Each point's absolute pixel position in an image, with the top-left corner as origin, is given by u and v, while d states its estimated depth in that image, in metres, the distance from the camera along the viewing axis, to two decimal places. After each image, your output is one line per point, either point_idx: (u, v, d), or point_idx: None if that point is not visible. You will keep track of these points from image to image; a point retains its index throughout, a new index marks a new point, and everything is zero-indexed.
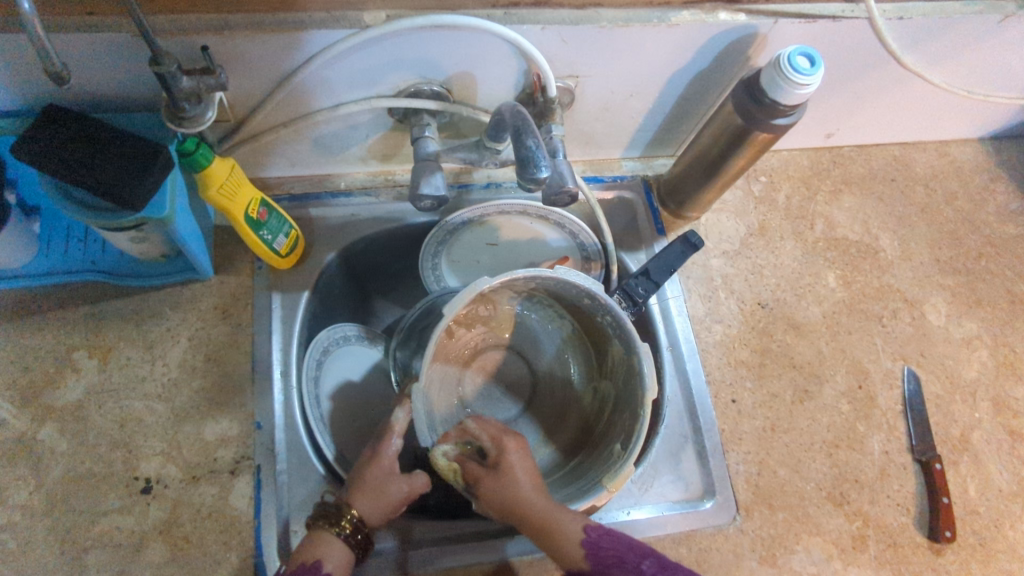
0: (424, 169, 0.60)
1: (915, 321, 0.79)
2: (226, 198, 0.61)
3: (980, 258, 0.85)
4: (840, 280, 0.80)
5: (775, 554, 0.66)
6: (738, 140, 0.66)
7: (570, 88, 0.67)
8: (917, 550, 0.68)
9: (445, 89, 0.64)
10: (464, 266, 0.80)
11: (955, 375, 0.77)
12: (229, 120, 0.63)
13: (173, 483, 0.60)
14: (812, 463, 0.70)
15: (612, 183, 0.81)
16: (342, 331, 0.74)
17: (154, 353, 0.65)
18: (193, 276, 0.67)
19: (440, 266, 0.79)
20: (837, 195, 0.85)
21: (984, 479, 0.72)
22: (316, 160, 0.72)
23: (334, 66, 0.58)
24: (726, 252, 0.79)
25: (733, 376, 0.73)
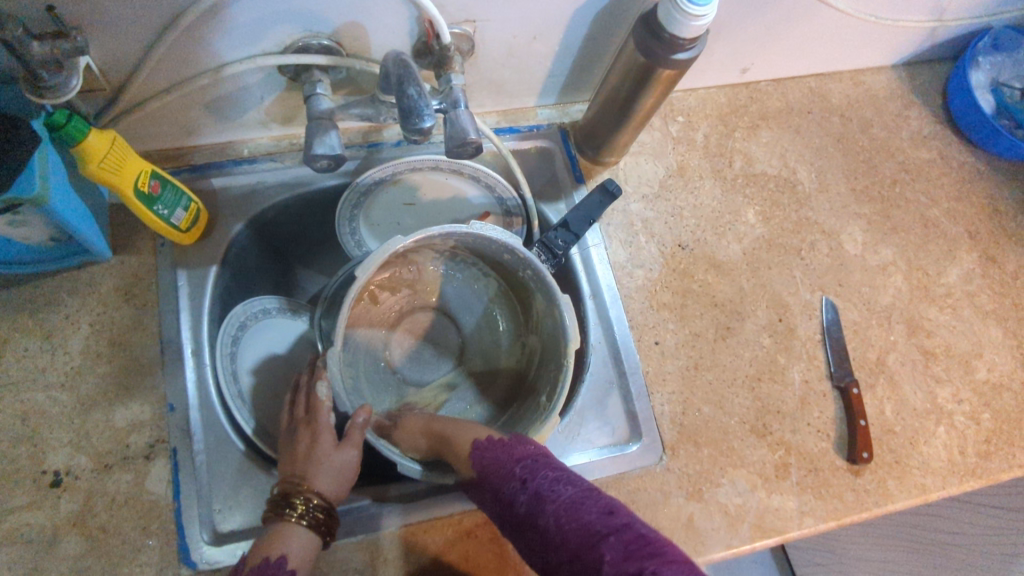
0: (318, 129, 0.58)
1: (832, 252, 0.81)
2: (108, 172, 0.57)
3: (895, 185, 0.86)
4: (759, 216, 0.81)
5: (702, 489, 0.67)
6: (643, 79, 0.64)
7: (468, 34, 0.64)
8: (836, 472, 0.71)
9: (335, 42, 0.61)
10: (383, 228, 0.78)
11: (871, 301, 0.79)
12: (104, 89, 0.59)
13: (85, 474, 0.58)
14: (735, 398, 0.72)
15: (528, 132, 0.79)
16: (261, 305, 0.72)
17: (53, 342, 0.62)
18: (88, 258, 0.64)
19: (358, 230, 0.76)
20: (755, 130, 0.85)
21: (899, 399, 0.75)
22: (211, 126, 0.68)
23: (207, 23, 0.55)
24: (646, 196, 0.79)
25: (657, 319, 0.73)
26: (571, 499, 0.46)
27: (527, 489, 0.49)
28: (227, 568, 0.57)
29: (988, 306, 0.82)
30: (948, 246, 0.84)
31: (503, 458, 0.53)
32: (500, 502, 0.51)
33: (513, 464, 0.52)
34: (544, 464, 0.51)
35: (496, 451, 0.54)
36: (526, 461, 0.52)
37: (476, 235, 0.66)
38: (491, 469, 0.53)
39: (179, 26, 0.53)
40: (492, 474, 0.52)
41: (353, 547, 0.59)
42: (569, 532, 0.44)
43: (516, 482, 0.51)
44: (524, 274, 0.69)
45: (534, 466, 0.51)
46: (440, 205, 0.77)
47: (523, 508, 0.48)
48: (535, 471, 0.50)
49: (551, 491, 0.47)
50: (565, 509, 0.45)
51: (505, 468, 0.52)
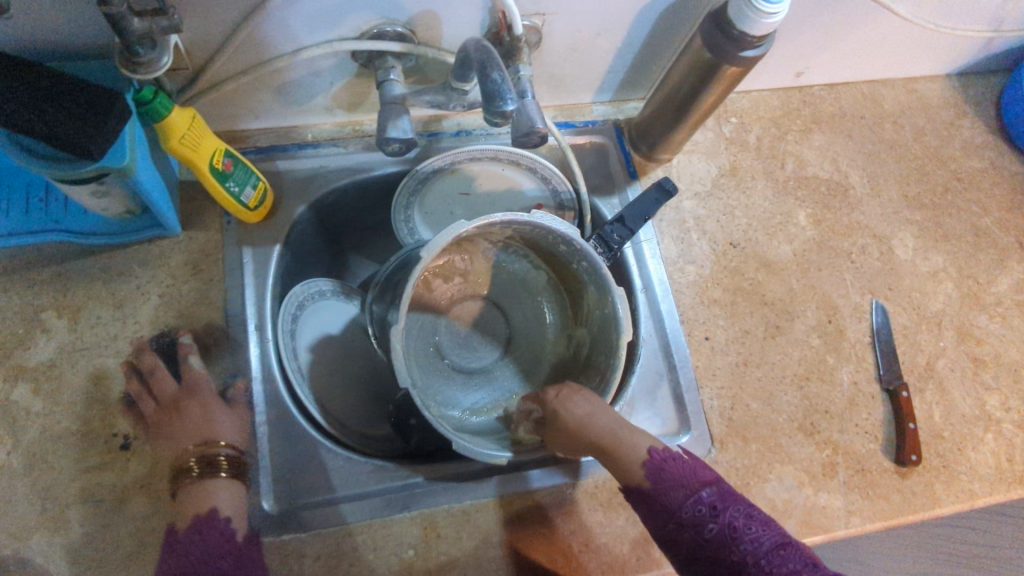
0: (391, 113, 0.60)
1: (883, 256, 0.81)
2: (188, 148, 0.59)
3: (946, 193, 0.86)
4: (810, 218, 0.81)
5: (749, 484, 0.68)
6: (706, 75, 0.66)
7: (537, 27, 0.65)
8: (884, 474, 0.70)
9: (409, 30, 0.63)
10: (437, 217, 0.79)
11: (921, 307, 0.79)
12: (187, 68, 0.61)
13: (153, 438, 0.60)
14: (783, 396, 0.72)
15: (583, 128, 0.80)
16: (317, 286, 0.74)
17: (125, 311, 0.64)
18: (160, 232, 0.66)
19: (412, 219, 0.78)
20: (807, 134, 0.86)
21: (949, 405, 0.75)
22: (280, 109, 0.70)
23: (292, 7, 0.57)
24: (698, 194, 0.80)
25: (707, 315, 0.74)
26: (773, 543, 0.49)
27: (720, 525, 0.50)
28: (288, 536, 0.58)
29: None
30: (1000, 256, 0.84)
31: (687, 481, 0.53)
32: (679, 524, 0.52)
33: (701, 488, 0.53)
34: (728, 499, 0.52)
35: (680, 471, 0.54)
36: (718, 494, 0.52)
37: (534, 223, 0.67)
38: (672, 486, 0.53)
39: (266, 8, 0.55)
40: (674, 492, 0.53)
41: (406, 522, 0.61)
42: (774, 568, 0.48)
43: (688, 524, 0.51)
44: (579, 264, 0.70)
45: (724, 495, 0.52)
46: (494, 196, 0.79)
47: (716, 540, 0.50)
48: (728, 509, 0.51)
49: (748, 532, 0.50)
50: (771, 556, 0.48)
51: (688, 488, 0.53)
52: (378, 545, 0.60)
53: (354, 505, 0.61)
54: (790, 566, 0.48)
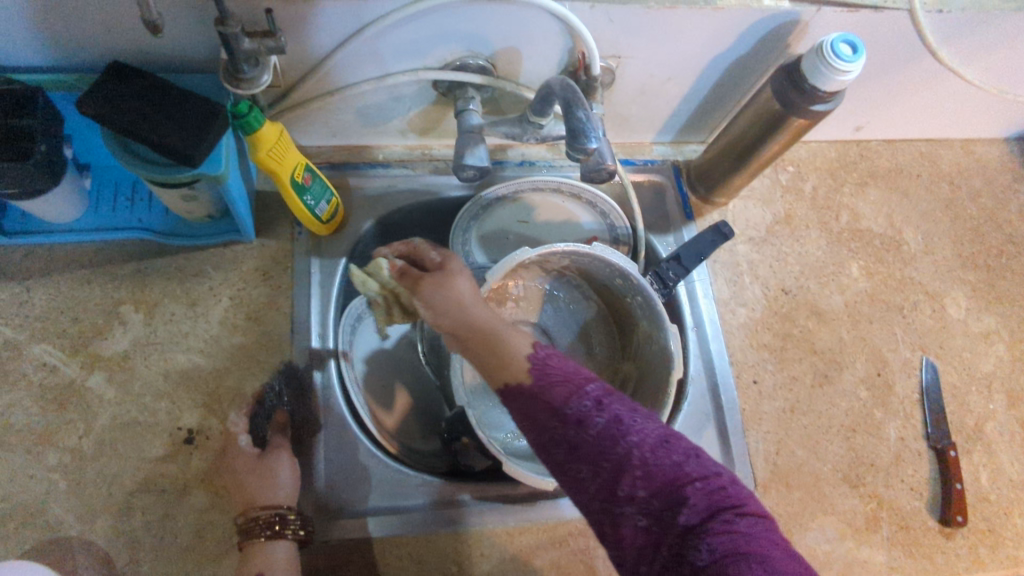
0: (468, 141, 0.63)
1: (935, 314, 0.81)
2: (275, 161, 0.63)
3: (1002, 255, 0.86)
4: (863, 270, 0.82)
5: (790, 531, 0.68)
6: (773, 125, 0.68)
7: (612, 69, 0.68)
8: (929, 533, 0.70)
9: (490, 64, 0.66)
10: (493, 244, 0.80)
11: (972, 367, 0.79)
12: (280, 86, 0.65)
13: (214, 435, 0.62)
14: (829, 446, 0.72)
15: (643, 166, 0.82)
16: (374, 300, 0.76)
17: (197, 310, 0.67)
18: (235, 238, 0.69)
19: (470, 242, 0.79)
20: (863, 187, 0.87)
21: (997, 468, 0.74)
22: (358, 129, 0.73)
23: (387, 36, 0.60)
24: (752, 239, 0.81)
25: (756, 358, 0.75)
26: (658, 437, 0.44)
27: (604, 420, 0.44)
28: (335, 541, 0.60)
29: None
30: None
31: (573, 376, 0.47)
32: (562, 419, 0.45)
33: (586, 385, 0.46)
34: (625, 398, 0.46)
35: (556, 369, 0.47)
36: (603, 391, 0.46)
37: (591, 251, 0.69)
38: (555, 379, 0.47)
39: (362, 36, 0.59)
40: (558, 388, 0.46)
41: (450, 539, 0.62)
42: (663, 463, 0.42)
43: (612, 437, 0.44)
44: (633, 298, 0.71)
45: (610, 392, 0.47)
46: (552, 226, 0.80)
47: (601, 433, 0.44)
48: (611, 404, 0.45)
49: (632, 424, 0.44)
50: (655, 452, 0.43)
51: (572, 386, 0.46)
52: (422, 559, 0.61)
53: (403, 516, 0.62)
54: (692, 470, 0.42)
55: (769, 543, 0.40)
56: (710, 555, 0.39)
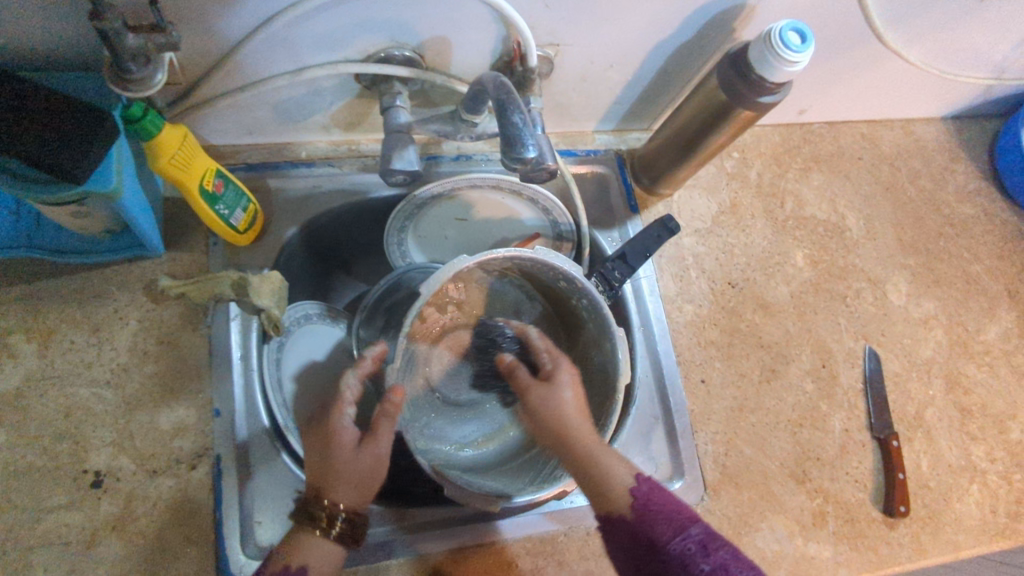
0: (395, 143, 0.57)
1: (877, 301, 0.81)
2: (178, 168, 0.56)
3: (940, 238, 0.87)
4: (807, 259, 0.81)
5: (740, 533, 0.67)
6: (719, 117, 0.64)
7: (550, 58, 0.63)
8: (873, 524, 0.71)
9: (418, 55, 0.60)
10: (430, 242, 0.78)
11: (913, 353, 0.79)
12: (179, 83, 0.57)
13: (127, 476, 0.56)
14: (776, 442, 0.72)
15: (585, 157, 0.78)
16: (303, 310, 0.71)
17: (100, 336, 0.60)
18: (140, 253, 0.62)
19: (406, 242, 0.77)
20: (806, 173, 0.85)
21: (936, 454, 0.76)
22: (274, 127, 0.66)
23: (298, 26, 0.54)
24: (698, 231, 0.78)
25: (703, 356, 0.73)
26: (699, 543, 0.47)
27: (710, 566, 0.46)
28: None
29: None
30: (988, 303, 0.85)
31: (675, 515, 0.49)
32: (653, 554, 0.48)
33: (690, 524, 0.48)
34: (723, 542, 0.47)
35: (670, 503, 0.50)
36: (708, 537, 0.47)
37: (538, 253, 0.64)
38: (662, 519, 0.49)
39: (269, 27, 0.52)
40: (662, 526, 0.48)
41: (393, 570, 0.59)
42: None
43: (687, 539, 0.47)
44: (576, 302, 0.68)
45: (715, 535, 0.48)
46: (493, 222, 0.77)
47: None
48: (713, 551, 0.46)
49: (736, 575, 0.46)
50: None
51: (678, 523, 0.48)
52: None
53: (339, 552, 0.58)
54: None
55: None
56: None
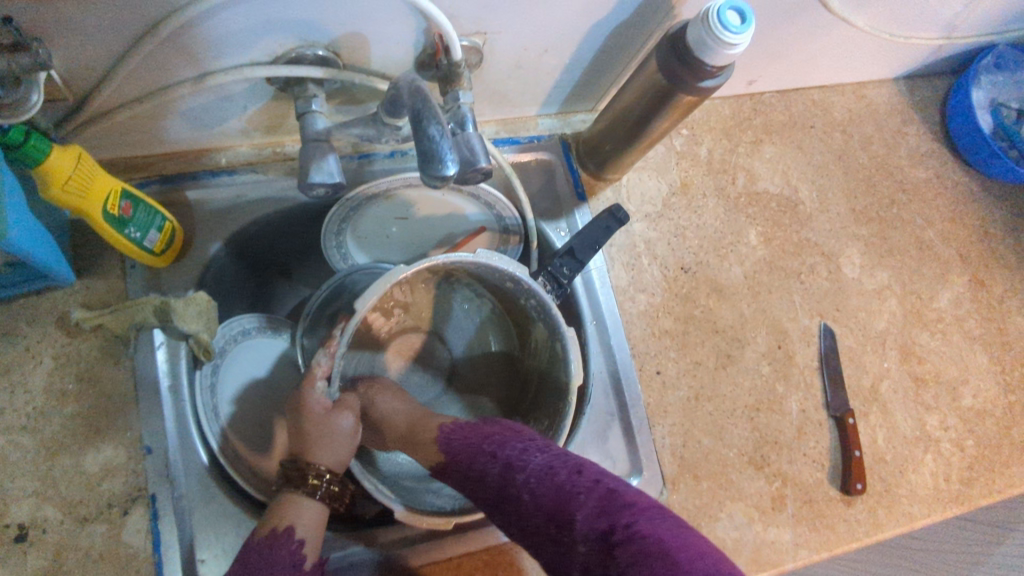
0: (314, 153, 0.53)
1: (831, 276, 0.80)
2: (75, 195, 0.51)
3: (893, 205, 0.85)
4: (761, 237, 0.79)
5: (700, 524, 0.67)
6: (661, 102, 0.61)
7: (477, 47, 0.59)
8: (830, 503, 0.71)
9: (332, 52, 0.55)
10: (372, 241, 0.74)
11: (867, 326, 0.79)
12: (67, 99, 0.52)
13: (54, 527, 0.53)
14: (734, 429, 0.71)
15: (528, 145, 0.75)
16: (240, 326, 0.67)
17: (12, 378, 0.55)
18: (48, 283, 0.57)
19: (344, 244, 0.72)
20: (758, 146, 0.83)
21: (891, 427, 0.76)
22: (187, 136, 0.61)
23: (191, 32, 0.49)
24: (648, 215, 0.76)
25: (658, 347, 0.72)
26: (545, 466, 0.49)
27: (500, 465, 0.51)
28: None
29: (976, 331, 0.83)
30: (941, 269, 0.84)
31: (481, 434, 0.55)
32: (472, 482, 0.53)
33: (489, 440, 0.54)
34: (513, 438, 0.54)
35: (466, 432, 0.57)
36: (500, 442, 0.54)
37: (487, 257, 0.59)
38: (463, 452, 0.55)
39: (157, 36, 0.47)
40: (467, 452, 0.54)
41: None
42: (541, 487, 0.47)
43: (489, 450, 0.53)
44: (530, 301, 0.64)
45: (501, 441, 0.54)
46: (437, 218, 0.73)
47: (497, 481, 0.51)
48: (503, 451, 0.52)
49: (522, 462, 0.50)
50: (535, 482, 0.48)
51: (478, 443, 0.54)
52: None
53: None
54: (571, 487, 0.46)
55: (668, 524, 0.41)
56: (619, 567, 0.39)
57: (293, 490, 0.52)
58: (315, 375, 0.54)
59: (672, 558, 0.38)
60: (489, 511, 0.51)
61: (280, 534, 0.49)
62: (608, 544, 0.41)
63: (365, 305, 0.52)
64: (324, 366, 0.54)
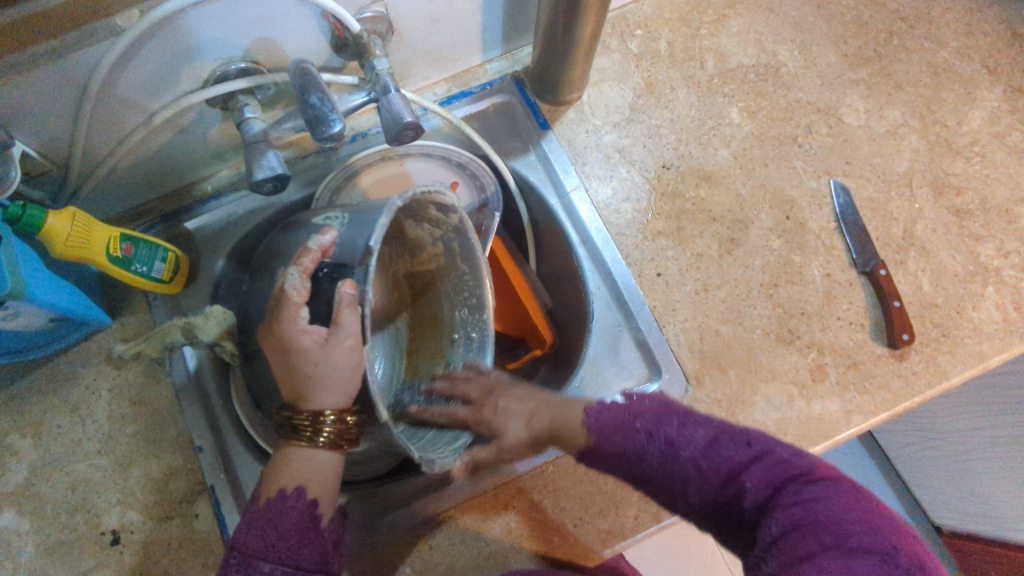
0: (255, 153, 0.58)
1: (833, 130, 0.74)
2: (81, 248, 0.59)
3: (892, 38, 0.77)
4: (744, 112, 0.75)
5: (735, 412, 0.65)
6: (572, 9, 0.60)
7: (382, 15, 0.61)
8: (879, 361, 0.67)
9: (251, 62, 0.60)
10: None
11: (886, 172, 0.73)
12: (52, 167, 0.60)
13: (138, 527, 0.62)
14: (754, 311, 0.69)
15: (482, 93, 0.76)
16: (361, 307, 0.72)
17: (80, 414, 0.65)
18: (90, 329, 0.66)
19: None
20: (722, 21, 0.78)
21: (937, 269, 0.70)
22: (167, 174, 0.69)
23: (120, 81, 0.55)
24: (617, 124, 0.74)
25: (654, 250, 0.70)
26: (707, 438, 0.50)
27: (654, 439, 0.51)
28: None
29: (1022, 144, 0.74)
30: (965, 88, 0.76)
31: (622, 421, 0.53)
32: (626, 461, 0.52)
33: (635, 421, 0.52)
34: (672, 415, 0.52)
35: (617, 411, 0.54)
36: (652, 416, 0.52)
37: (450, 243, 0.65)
38: (609, 429, 0.53)
39: (90, 94, 0.53)
40: (613, 437, 0.53)
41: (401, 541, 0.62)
42: (711, 463, 0.48)
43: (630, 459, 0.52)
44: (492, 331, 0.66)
45: (659, 415, 0.52)
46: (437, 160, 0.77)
47: (658, 457, 0.50)
48: (660, 428, 0.51)
49: (682, 442, 0.50)
50: (708, 455, 0.49)
51: (622, 426, 0.53)
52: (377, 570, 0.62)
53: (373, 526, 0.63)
54: (736, 457, 0.48)
55: (843, 493, 0.44)
56: (780, 526, 0.44)
57: (297, 442, 0.53)
58: (295, 301, 0.51)
59: (842, 536, 0.42)
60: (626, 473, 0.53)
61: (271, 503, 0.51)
62: (774, 505, 0.45)
63: (413, 192, 0.53)
64: (315, 248, 0.52)
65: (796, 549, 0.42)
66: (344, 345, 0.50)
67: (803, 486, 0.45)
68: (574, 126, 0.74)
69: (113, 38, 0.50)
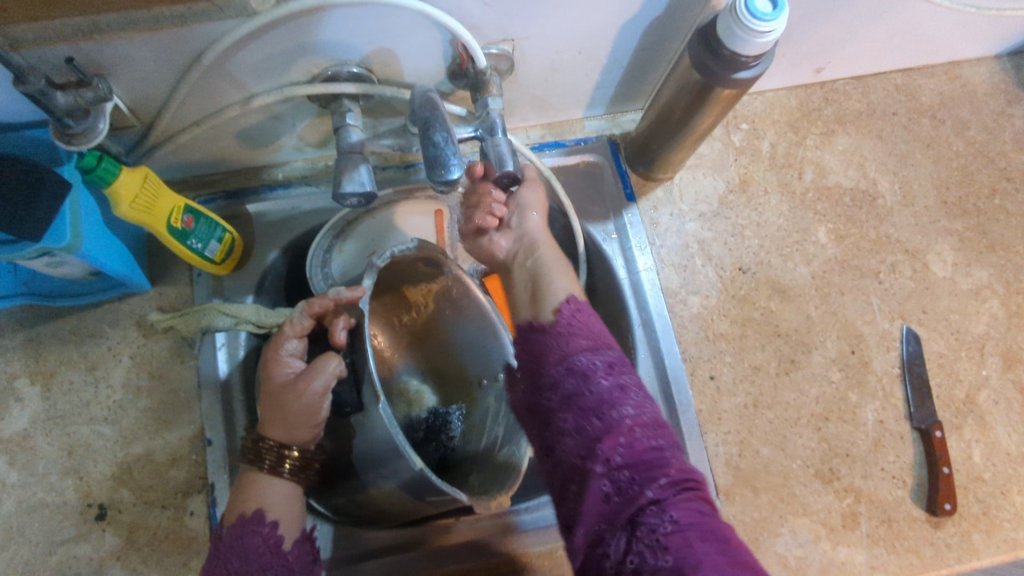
0: (348, 163, 0.55)
1: (916, 275, 0.72)
2: (145, 212, 0.56)
3: (994, 196, 0.75)
4: (832, 235, 0.73)
5: (758, 539, 0.63)
6: (700, 99, 0.58)
7: (507, 54, 0.59)
8: (914, 524, 0.64)
9: (365, 68, 0.57)
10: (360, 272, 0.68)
11: (961, 330, 0.71)
12: (135, 125, 0.57)
13: (127, 508, 0.59)
14: (798, 440, 0.66)
15: (574, 147, 0.74)
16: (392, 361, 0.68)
17: (96, 375, 0.62)
18: (126, 290, 0.64)
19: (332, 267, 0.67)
20: (829, 137, 0.76)
21: (991, 443, 0.67)
22: (245, 153, 0.66)
23: (232, 59, 0.52)
24: (703, 214, 0.73)
25: (713, 351, 0.68)
26: (650, 417, 0.48)
27: (610, 383, 0.48)
28: None
29: None
30: None
31: (596, 338, 0.52)
32: (569, 370, 0.49)
33: (603, 349, 0.51)
34: (629, 368, 0.50)
35: (586, 325, 0.53)
36: (615, 359, 0.50)
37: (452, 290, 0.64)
38: (570, 338, 0.51)
39: (201, 66, 0.51)
40: (577, 341, 0.51)
41: None
42: (651, 435, 0.46)
43: (568, 379, 0.49)
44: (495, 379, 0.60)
45: (622, 363, 0.50)
46: None
47: (603, 393, 0.48)
48: (621, 373, 0.49)
49: (632, 395, 0.48)
50: (645, 425, 0.47)
51: (592, 344, 0.51)
52: None
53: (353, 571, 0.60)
54: (661, 448, 0.46)
55: (722, 520, 0.44)
56: (674, 521, 0.42)
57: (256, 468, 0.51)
58: (287, 333, 0.56)
59: (729, 550, 0.41)
60: (553, 386, 0.49)
61: (249, 521, 0.49)
62: (667, 501, 0.43)
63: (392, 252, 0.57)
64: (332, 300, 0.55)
65: (691, 545, 0.41)
66: (307, 387, 0.52)
67: (696, 504, 0.44)
68: (659, 207, 0.73)
69: (242, 17, 0.47)
